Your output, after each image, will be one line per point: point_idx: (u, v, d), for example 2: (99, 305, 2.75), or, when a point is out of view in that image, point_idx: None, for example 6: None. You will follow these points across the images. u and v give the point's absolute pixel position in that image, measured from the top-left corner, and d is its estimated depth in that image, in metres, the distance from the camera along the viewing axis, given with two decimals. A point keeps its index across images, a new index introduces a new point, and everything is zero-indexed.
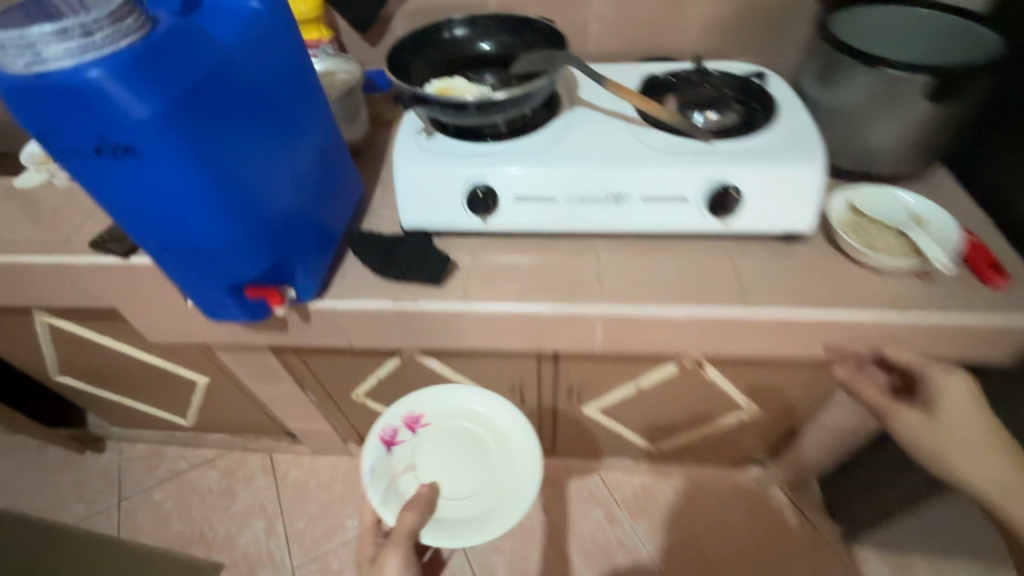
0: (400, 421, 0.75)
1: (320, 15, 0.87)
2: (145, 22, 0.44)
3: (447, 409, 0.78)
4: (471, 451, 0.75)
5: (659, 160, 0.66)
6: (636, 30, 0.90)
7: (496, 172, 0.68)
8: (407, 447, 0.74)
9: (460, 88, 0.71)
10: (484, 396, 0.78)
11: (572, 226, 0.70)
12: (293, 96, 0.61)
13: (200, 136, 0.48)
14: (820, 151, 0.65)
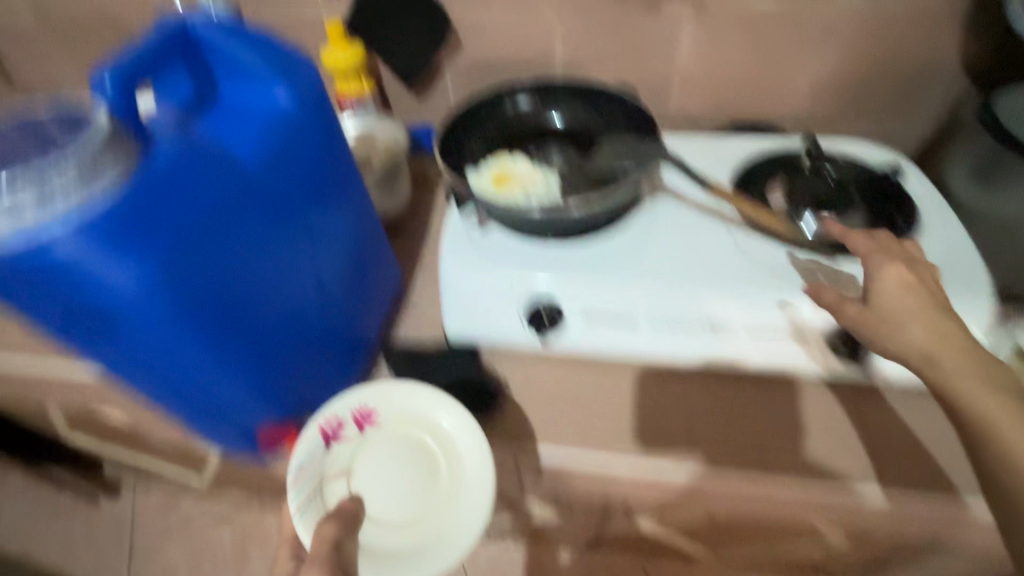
0: (349, 414, 0.53)
1: (362, 67, 0.76)
2: (133, 164, 0.35)
3: (405, 427, 0.54)
4: (411, 479, 0.52)
5: (767, 285, 0.54)
6: (730, 91, 0.75)
7: (564, 285, 0.56)
8: (345, 456, 0.52)
9: (521, 182, 0.60)
10: (456, 409, 0.53)
11: (649, 352, 0.58)
12: (327, 205, 0.50)
13: (201, 292, 0.38)
14: (979, 290, 0.52)
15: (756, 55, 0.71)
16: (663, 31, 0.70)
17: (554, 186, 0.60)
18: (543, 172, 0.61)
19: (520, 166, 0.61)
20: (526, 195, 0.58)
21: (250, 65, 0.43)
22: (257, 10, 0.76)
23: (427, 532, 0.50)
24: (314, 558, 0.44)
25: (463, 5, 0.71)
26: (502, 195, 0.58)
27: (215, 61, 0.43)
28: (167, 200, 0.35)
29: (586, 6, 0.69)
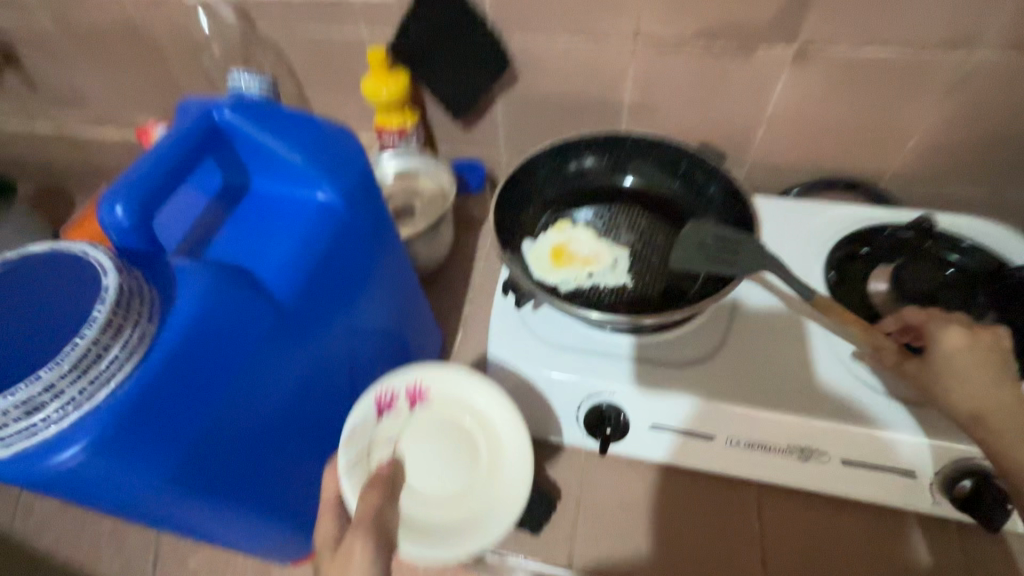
0: (402, 388, 0.45)
1: (406, 97, 0.67)
2: (147, 330, 0.28)
3: (452, 408, 0.45)
4: (454, 462, 0.43)
5: (882, 415, 0.45)
6: (824, 143, 0.66)
7: (630, 393, 0.48)
8: (395, 428, 0.44)
9: (582, 256, 0.53)
10: (494, 395, 0.45)
11: (725, 469, 0.50)
12: (370, 308, 0.43)
13: (233, 450, 0.32)
14: None
15: (863, 107, 0.61)
16: (755, 76, 0.60)
17: (620, 263, 0.53)
18: (609, 245, 0.55)
19: (581, 236, 0.55)
20: (586, 274, 0.52)
21: (286, 158, 0.36)
22: (293, 29, 0.68)
23: (475, 502, 0.42)
24: (357, 529, 0.36)
25: (525, 35, 0.62)
26: (559, 273, 0.53)
27: (242, 149, 0.36)
28: (191, 361, 0.29)
29: (667, 44, 0.60)
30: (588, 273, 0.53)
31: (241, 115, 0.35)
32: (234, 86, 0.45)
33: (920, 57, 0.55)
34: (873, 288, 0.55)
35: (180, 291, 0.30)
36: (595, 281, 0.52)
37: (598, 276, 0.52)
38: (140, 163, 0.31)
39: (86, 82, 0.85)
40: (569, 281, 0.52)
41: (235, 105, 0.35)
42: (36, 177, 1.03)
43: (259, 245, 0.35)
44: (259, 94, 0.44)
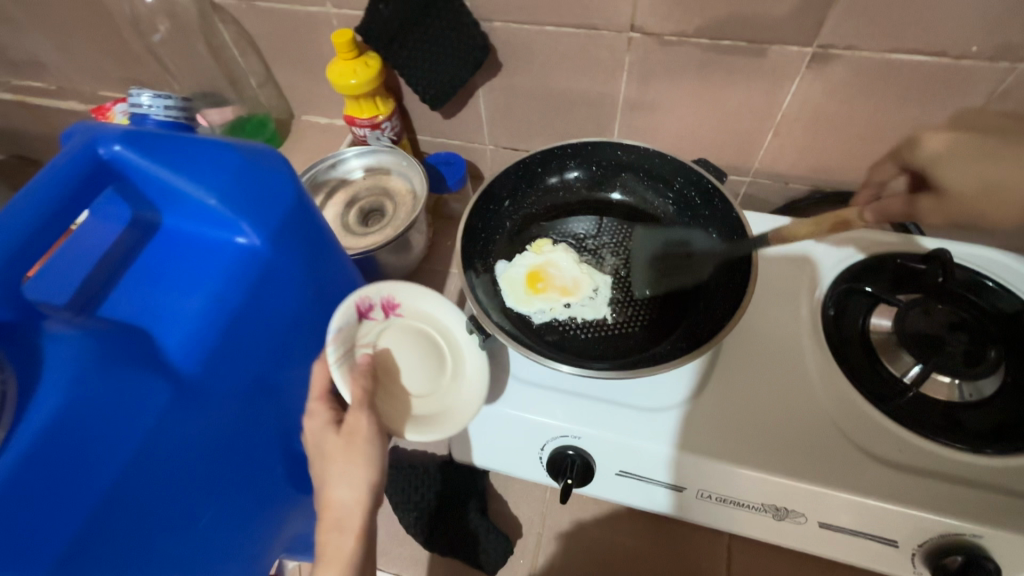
0: (379, 299, 0.46)
1: (377, 87, 0.61)
2: None
3: (421, 323, 0.47)
4: (423, 368, 0.46)
5: (873, 484, 0.41)
6: (835, 154, 0.59)
7: (598, 438, 0.44)
8: (373, 334, 0.45)
9: (560, 283, 0.50)
10: (456, 312, 0.47)
11: (697, 518, 0.47)
12: (291, 349, 0.40)
13: (138, 539, 0.30)
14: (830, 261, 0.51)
15: (887, 118, 0.53)
16: (765, 77, 0.53)
17: (600, 294, 0.50)
18: (590, 270, 0.51)
19: (561, 259, 0.51)
20: (563, 305, 0.49)
21: (193, 195, 0.35)
22: (253, 2, 0.61)
23: (443, 402, 0.45)
24: (361, 409, 0.39)
25: (507, 21, 0.55)
26: (534, 302, 0.49)
27: (142, 187, 0.35)
28: (68, 440, 0.28)
29: (667, 38, 0.52)
30: (566, 303, 0.49)
31: (134, 149, 0.34)
32: (134, 106, 0.43)
33: (957, 67, 0.47)
34: (874, 322, 0.49)
35: (51, 363, 0.29)
36: (572, 312, 0.49)
37: (575, 307, 0.49)
38: (9, 210, 0.29)
39: (42, 48, 0.78)
40: (545, 312, 0.49)
41: (126, 139, 0.34)
42: (4, 145, 0.97)
43: (162, 300, 0.34)
44: (163, 118, 0.43)
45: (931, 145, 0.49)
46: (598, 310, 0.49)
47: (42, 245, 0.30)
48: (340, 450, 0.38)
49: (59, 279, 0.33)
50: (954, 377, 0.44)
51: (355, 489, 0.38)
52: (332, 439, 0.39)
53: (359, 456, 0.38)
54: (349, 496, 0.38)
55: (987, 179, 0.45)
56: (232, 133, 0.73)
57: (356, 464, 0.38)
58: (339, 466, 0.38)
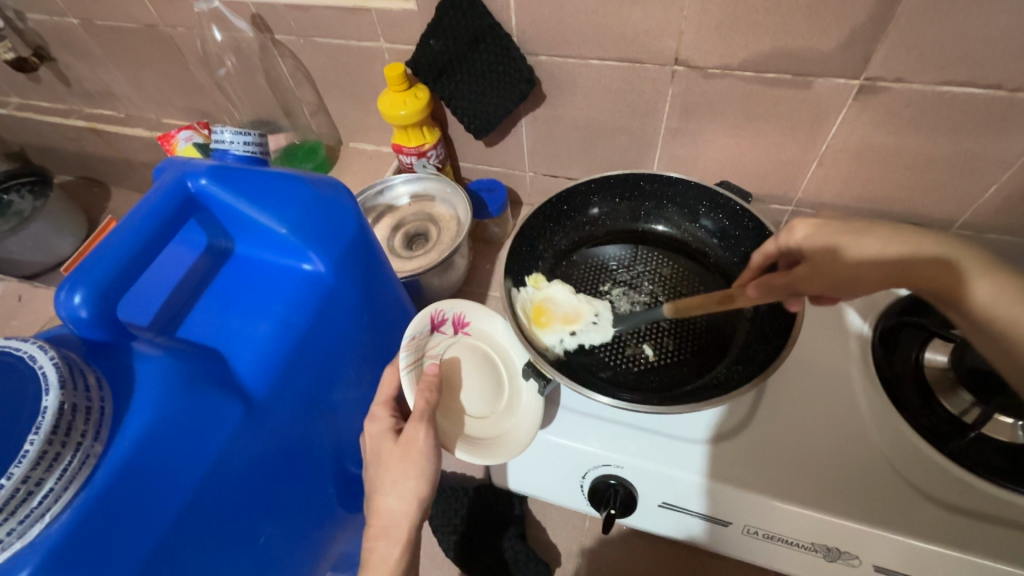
0: (451, 314, 0.49)
1: (425, 117, 0.63)
2: (96, 434, 0.28)
3: (485, 343, 0.49)
4: (483, 389, 0.48)
5: (931, 526, 0.39)
6: (882, 187, 0.59)
7: (641, 468, 0.43)
8: (442, 346, 0.48)
9: (561, 313, 0.50)
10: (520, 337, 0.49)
11: (738, 553, 0.46)
12: (347, 371, 0.42)
13: (213, 549, 0.31)
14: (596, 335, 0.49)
15: (937, 149, 0.53)
16: (810, 109, 0.53)
17: (602, 318, 0.50)
18: (588, 298, 0.52)
19: (558, 291, 0.52)
20: (568, 333, 0.49)
21: (268, 225, 0.38)
22: (311, 38, 0.65)
23: (497, 425, 0.46)
24: (420, 422, 0.40)
25: (553, 55, 0.57)
26: (542, 336, 0.48)
27: (222, 215, 0.38)
28: (156, 454, 0.30)
29: (710, 71, 0.53)
30: (571, 331, 0.49)
31: (218, 183, 0.37)
32: (217, 141, 0.46)
33: (1013, 100, 0.46)
34: (928, 357, 0.47)
35: (140, 380, 0.31)
36: (579, 340, 0.49)
37: (581, 333, 0.49)
38: (112, 236, 0.31)
39: (114, 79, 0.83)
40: (553, 343, 0.48)
41: (211, 173, 0.37)
42: (72, 166, 1.03)
43: (234, 323, 0.37)
44: (242, 152, 0.45)
45: (801, 230, 0.42)
46: (601, 333, 0.50)
47: (136, 270, 0.32)
48: (395, 457, 0.39)
49: (144, 302, 0.37)
50: (1017, 419, 0.42)
51: (404, 500, 0.39)
52: (388, 446, 0.40)
53: (411, 466, 0.39)
54: (399, 506, 0.39)
55: (852, 240, 0.39)
56: (285, 159, 0.76)
57: (408, 474, 0.39)
58: (393, 475, 0.39)
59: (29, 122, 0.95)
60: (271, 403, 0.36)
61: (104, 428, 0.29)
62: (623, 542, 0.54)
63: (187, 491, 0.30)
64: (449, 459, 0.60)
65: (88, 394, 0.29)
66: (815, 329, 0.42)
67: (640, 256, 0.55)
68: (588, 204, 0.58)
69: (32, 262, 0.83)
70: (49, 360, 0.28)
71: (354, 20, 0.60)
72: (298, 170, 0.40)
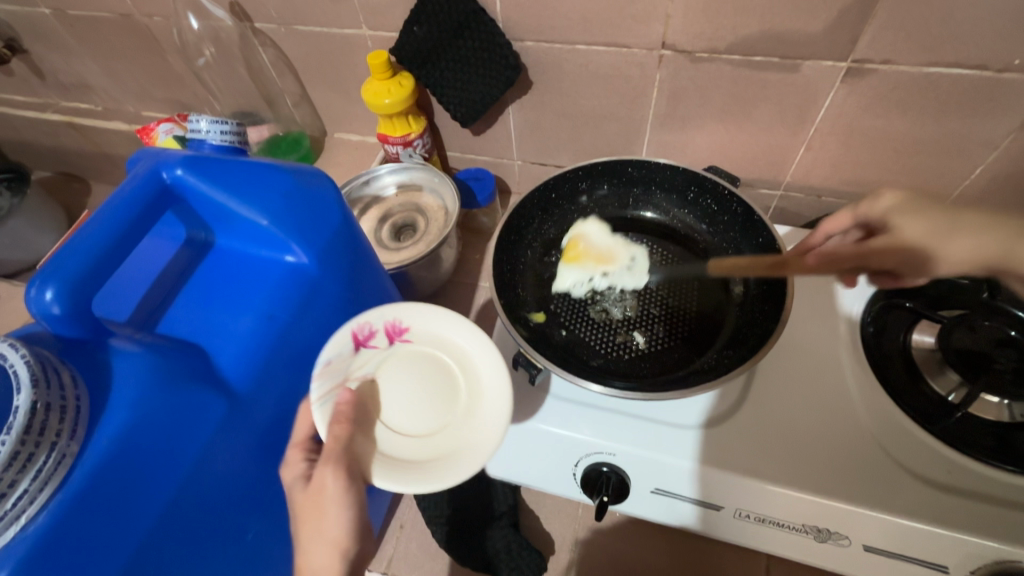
0: (382, 324, 0.41)
1: (410, 106, 0.63)
2: (72, 435, 0.28)
3: (433, 348, 0.41)
4: (428, 406, 0.39)
5: (918, 506, 0.39)
6: (870, 170, 0.59)
7: (634, 455, 0.43)
8: (372, 363, 0.40)
9: (597, 253, 0.53)
10: (477, 335, 0.41)
11: (731, 537, 0.46)
12: None
13: (198, 549, 0.31)
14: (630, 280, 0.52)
15: (924, 131, 0.53)
16: (798, 92, 0.53)
17: (636, 264, 0.53)
18: (625, 243, 0.55)
19: (597, 233, 0.55)
20: (600, 273, 0.52)
21: (249, 217, 0.38)
22: (292, 26, 0.63)
23: (449, 442, 0.37)
24: (327, 465, 0.34)
25: (539, 41, 0.56)
26: (575, 273, 0.53)
27: (199, 206, 0.38)
28: (135, 452, 0.29)
29: (698, 55, 0.53)
30: (604, 271, 0.52)
31: (194, 173, 0.36)
32: (192, 131, 0.44)
33: (999, 80, 0.46)
34: (915, 339, 0.48)
35: (117, 377, 0.30)
36: (610, 280, 0.52)
37: (613, 275, 0.52)
38: (83, 231, 0.30)
39: (90, 71, 0.81)
40: (585, 280, 0.52)
41: (187, 163, 0.36)
42: (50, 162, 1.01)
43: (215, 318, 0.37)
44: (219, 141, 0.44)
45: (885, 199, 0.43)
46: (633, 277, 0.52)
47: (110, 265, 0.31)
48: (308, 508, 0.34)
49: (122, 298, 0.36)
50: (1004, 397, 0.43)
51: (325, 554, 0.34)
52: (299, 496, 0.34)
53: (325, 517, 0.34)
54: (322, 561, 0.34)
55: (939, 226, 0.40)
56: (269, 151, 0.75)
57: (325, 524, 0.34)
58: (309, 529, 0.34)
59: (3, 117, 0.92)
60: (252, 399, 0.35)
61: (79, 429, 0.28)
62: (616, 529, 0.54)
63: (165, 490, 0.29)
64: None
65: (63, 392, 0.28)
66: (801, 316, 0.42)
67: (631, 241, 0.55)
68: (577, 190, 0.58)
69: (11, 261, 0.81)
70: (21, 359, 0.27)
71: (336, 7, 0.59)
72: (280, 160, 0.39)
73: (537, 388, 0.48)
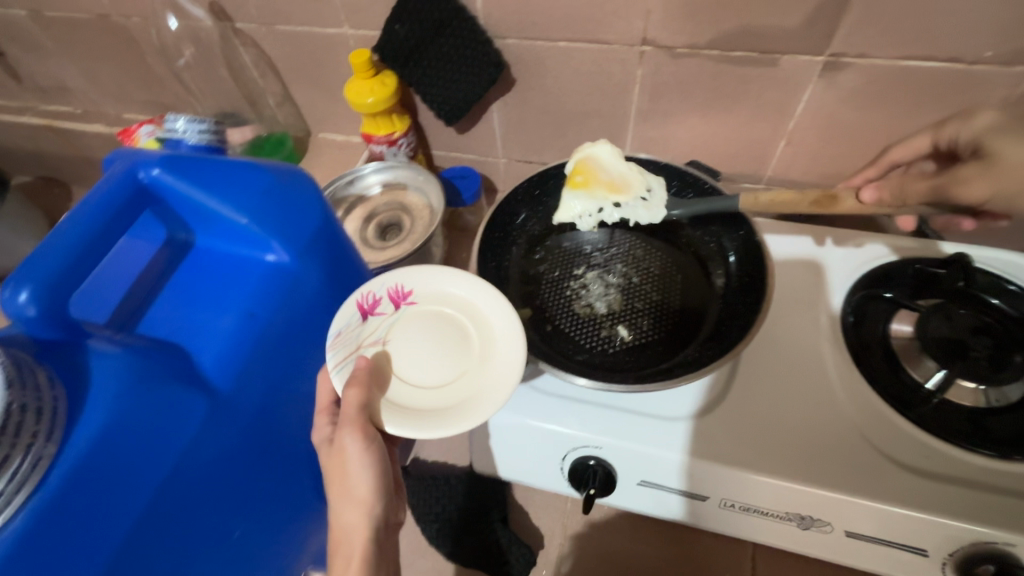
0: (385, 291, 0.43)
1: (394, 104, 0.63)
2: (48, 436, 0.28)
3: (437, 306, 0.43)
4: (441, 359, 0.41)
5: (897, 491, 0.40)
6: (848, 162, 0.59)
7: (620, 448, 0.44)
8: (382, 328, 0.42)
9: (610, 181, 0.52)
10: (474, 284, 0.43)
11: (717, 527, 0.47)
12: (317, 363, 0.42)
13: (183, 546, 0.31)
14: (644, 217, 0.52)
15: (900, 124, 0.54)
16: (777, 87, 0.54)
17: (651, 196, 0.52)
18: (640, 170, 0.52)
19: (609, 157, 0.52)
20: (613, 203, 0.52)
21: (227, 216, 0.38)
22: (273, 25, 0.63)
23: (470, 385, 0.38)
24: (346, 428, 0.36)
25: (521, 38, 0.56)
26: (586, 203, 0.52)
27: (178, 206, 0.38)
28: (112, 452, 0.29)
29: (678, 51, 0.53)
30: (615, 203, 0.52)
31: (171, 172, 0.36)
32: (169, 130, 0.45)
33: (971, 72, 0.47)
34: (894, 328, 0.49)
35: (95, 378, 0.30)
36: (621, 213, 0.52)
37: (625, 207, 0.52)
38: (57, 232, 0.31)
39: (68, 73, 0.80)
40: (596, 209, 0.52)
41: (163, 163, 0.36)
42: (29, 166, 0.99)
43: (196, 317, 0.37)
44: (196, 140, 0.45)
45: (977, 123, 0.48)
46: (646, 211, 0.52)
47: (86, 265, 0.31)
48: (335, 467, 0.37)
49: (100, 299, 0.36)
50: (981, 383, 0.43)
51: (355, 507, 0.37)
52: (327, 457, 0.37)
53: (350, 476, 0.37)
54: (353, 517, 0.37)
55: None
56: (252, 152, 0.74)
57: (354, 481, 0.37)
58: (338, 488, 0.38)
59: None
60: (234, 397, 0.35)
61: (57, 430, 0.28)
62: (605, 522, 0.54)
63: (145, 489, 0.29)
64: (428, 449, 0.60)
65: (37, 393, 0.28)
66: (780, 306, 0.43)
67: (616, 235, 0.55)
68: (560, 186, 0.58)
69: None
70: None
71: (317, 6, 0.59)
72: (258, 158, 0.39)
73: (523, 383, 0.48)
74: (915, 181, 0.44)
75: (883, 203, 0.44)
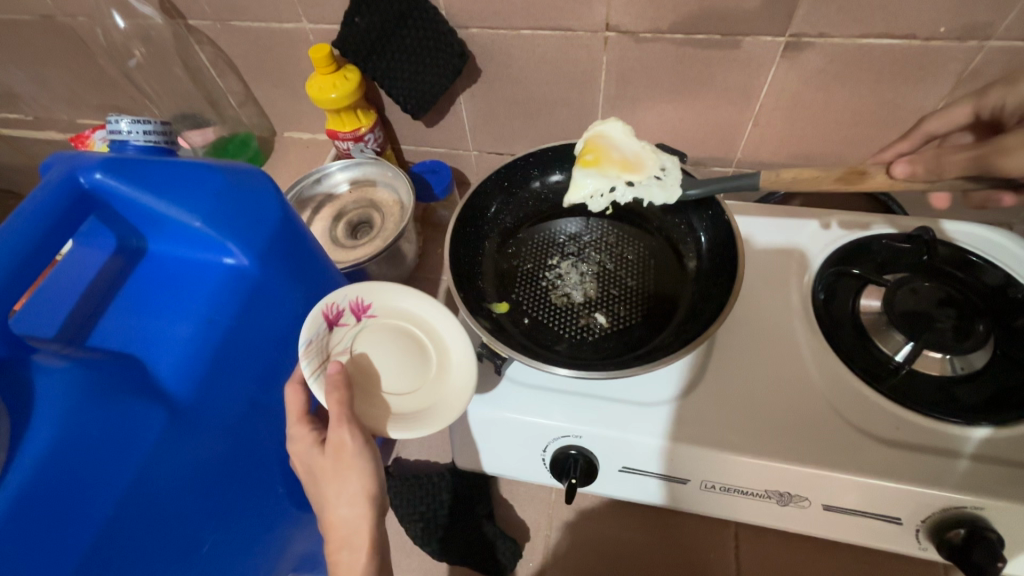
0: (346, 303, 0.42)
1: (359, 99, 0.61)
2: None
3: (394, 316, 0.43)
4: (405, 365, 0.42)
5: (866, 462, 0.41)
6: (815, 142, 0.60)
7: (600, 436, 0.44)
8: (347, 339, 0.42)
9: (622, 160, 0.51)
10: (421, 295, 0.44)
11: (699, 510, 0.47)
12: (285, 364, 0.41)
13: (147, 559, 0.30)
14: (659, 195, 0.51)
15: (863, 102, 0.54)
16: (741, 68, 0.54)
17: (667, 175, 0.51)
18: (653, 150, 0.52)
19: (620, 136, 0.52)
20: (626, 182, 0.51)
21: (178, 218, 0.37)
22: (228, 21, 0.61)
23: (432, 395, 0.40)
24: (341, 426, 0.36)
25: (484, 27, 0.55)
26: (597, 181, 0.51)
27: (125, 210, 0.37)
28: (61, 471, 0.28)
29: (642, 36, 0.53)
30: (629, 181, 0.50)
31: (114, 176, 0.35)
32: (112, 132, 0.43)
33: (928, 48, 0.48)
34: (863, 304, 0.50)
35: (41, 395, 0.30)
36: (634, 191, 0.50)
37: (639, 186, 0.50)
38: None
39: (17, 80, 0.77)
40: (608, 187, 0.51)
41: (106, 167, 0.35)
42: None
43: (151, 326, 0.36)
44: (143, 142, 0.43)
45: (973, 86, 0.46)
46: (660, 189, 0.50)
47: (26, 277, 0.30)
48: (328, 469, 0.36)
49: (52, 311, 0.35)
50: (946, 353, 0.45)
51: (353, 508, 0.36)
52: (319, 459, 0.36)
53: (348, 473, 0.36)
54: (350, 513, 0.36)
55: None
56: (215, 154, 0.72)
57: (348, 480, 0.36)
58: (331, 491, 0.36)
59: None
60: (194, 406, 0.34)
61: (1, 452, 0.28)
62: (590, 510, 0.55)
63: (97, 505, 0.29)
64: (410, 448, 0.59)
65: None
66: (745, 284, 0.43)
67: (590, 221, 0.55)
68: (534, 176, 0.58)
69: None
70: None
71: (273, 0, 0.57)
72: (210, 157, 0.38)
73: (500, 378, 0.47)
74: (952, 151, 0.41)
75: (918, 177, 0.41)
